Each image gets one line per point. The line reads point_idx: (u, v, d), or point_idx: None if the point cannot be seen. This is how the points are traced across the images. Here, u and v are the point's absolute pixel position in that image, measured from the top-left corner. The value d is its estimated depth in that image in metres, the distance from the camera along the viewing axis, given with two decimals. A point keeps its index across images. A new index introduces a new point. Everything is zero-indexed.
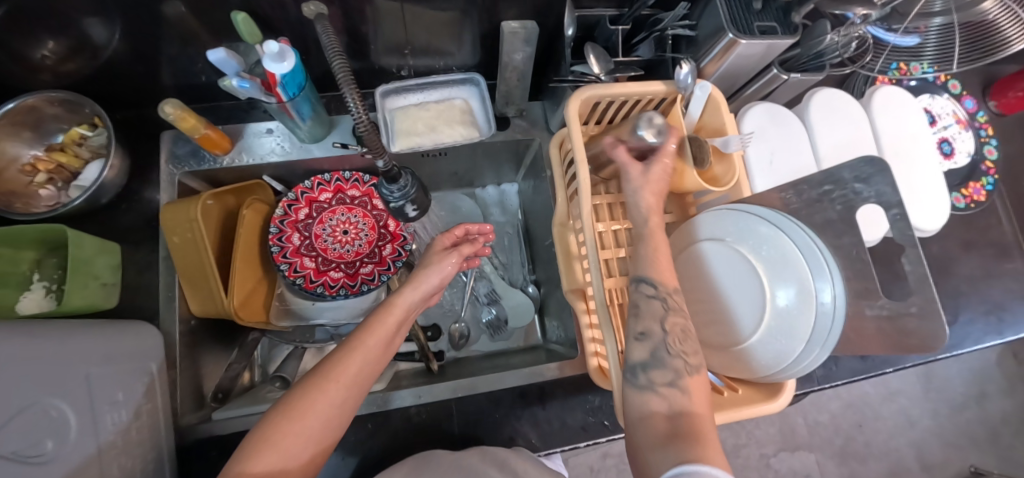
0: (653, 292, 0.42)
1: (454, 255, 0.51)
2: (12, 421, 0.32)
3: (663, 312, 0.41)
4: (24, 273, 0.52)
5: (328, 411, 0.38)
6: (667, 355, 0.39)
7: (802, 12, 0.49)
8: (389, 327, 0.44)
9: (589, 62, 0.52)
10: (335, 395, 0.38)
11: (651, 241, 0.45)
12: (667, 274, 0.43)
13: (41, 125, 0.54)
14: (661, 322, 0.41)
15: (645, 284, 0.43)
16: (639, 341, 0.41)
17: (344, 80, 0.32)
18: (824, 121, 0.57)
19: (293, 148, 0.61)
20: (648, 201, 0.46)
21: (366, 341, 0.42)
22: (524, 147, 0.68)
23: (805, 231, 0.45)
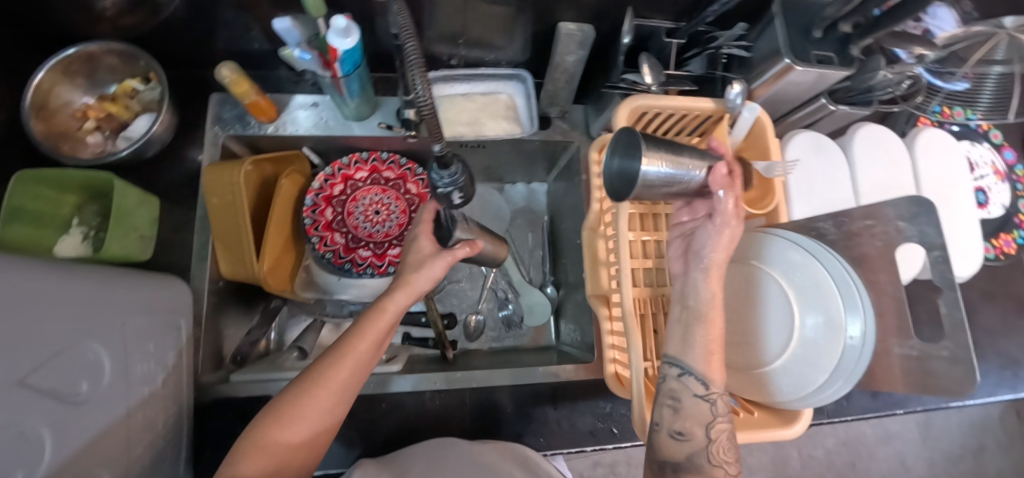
0: (700, 391, 0.41)
1: (445, 257, 0.46)
2: (51, 361, 0.32)
3: (708, 417, 0.41)
4: (67, 215, 0.54)
5: (317, 416, 0.39)
6: (707, 464, 0.40)
7: (860, 45, 0.50)
8: (375, 333, 0.42)
9: (642, 71, 0.52)
10: (324, 400, 0.39)
11: (704, 315, 0.42)
12: (717, 367, 0.42)
13: (96, 74, 0.55)
14: (706, 429, 0.40)
15: (693, 380, 0.41)
16: (676, 440, 0.41)
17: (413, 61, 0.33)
18: (868, 156, 0.57)
19: (335, 124, 0.61)
20: (710, 285, 0.43)
21: (356, 346, 0.41)
22: (560, 149, 0.69)
23: (841, 263, 0.45)
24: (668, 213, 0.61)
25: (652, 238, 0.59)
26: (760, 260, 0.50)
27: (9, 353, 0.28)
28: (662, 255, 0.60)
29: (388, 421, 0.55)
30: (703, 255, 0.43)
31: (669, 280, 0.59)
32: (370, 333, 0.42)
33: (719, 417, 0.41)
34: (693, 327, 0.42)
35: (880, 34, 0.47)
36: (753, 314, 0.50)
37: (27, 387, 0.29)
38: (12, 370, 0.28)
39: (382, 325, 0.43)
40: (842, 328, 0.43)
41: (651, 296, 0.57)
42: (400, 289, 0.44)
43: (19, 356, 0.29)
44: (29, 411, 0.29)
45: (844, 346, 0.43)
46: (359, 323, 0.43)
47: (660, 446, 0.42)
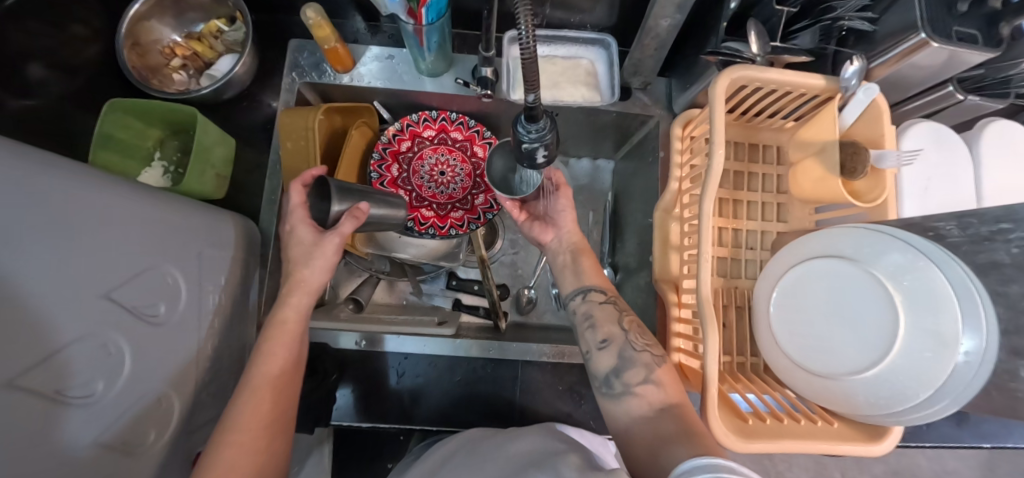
0: (602, 299, 0.50)
1: (332, 236, 0.45)
2: (131, 281, 0.34)
3: (615, 315, 0.48)
4: (149, 150, 0.55)
5: (259, 444, 0.36)
6: (633, 352, 0.44)
7: (1015, 23, 0.42)
8: (292, 334, 0.43)
9: (748, 40, 0.47)
10: (258, 425, 0.37)
11: (579, 252, 0.55)
12: (601, 280, 0.52)
13: (184, 13, 0.56)
14: (619, 325, 0.47)
15: (594, 293, 0.51)
16: (602, 351, 0.46)
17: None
18: (998, 154, 0.50)
19: (408, 78, 0.60)
20: (570, 229, 0.57)
21: (273, 356, 0.41)
22: (637, 124, 0.65)
23: (961, 268, 0.40)
24: (750, 201, 0.57)
25: (730, 225, 0.56)
26: (858, 259, 0.45)
27: (87, 265, 0.29)
28: (738, 245, 0.57)
29: (438, 379, 0.56)
30: (557, 211, 0.58)
31: (743, 272, 0.57)
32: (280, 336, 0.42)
33: (625, 312, 0.49)
34: (576, 260, 0.55)
35: None
36: (837, 321, 0.45)
37: (108, 300, 0.31)
38: (93, 283, 0.30)
39: (291, 331, 0.43)
40: (958, 344, 0.38)
41: (722, 287, 0.55)
42: (293, 293, 0.45)
43: (99, 271, 0.30)
44: (105, 325, 0.31)
45: (956, 363, 0.38)
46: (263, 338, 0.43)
47: (594, 365, 0.46)
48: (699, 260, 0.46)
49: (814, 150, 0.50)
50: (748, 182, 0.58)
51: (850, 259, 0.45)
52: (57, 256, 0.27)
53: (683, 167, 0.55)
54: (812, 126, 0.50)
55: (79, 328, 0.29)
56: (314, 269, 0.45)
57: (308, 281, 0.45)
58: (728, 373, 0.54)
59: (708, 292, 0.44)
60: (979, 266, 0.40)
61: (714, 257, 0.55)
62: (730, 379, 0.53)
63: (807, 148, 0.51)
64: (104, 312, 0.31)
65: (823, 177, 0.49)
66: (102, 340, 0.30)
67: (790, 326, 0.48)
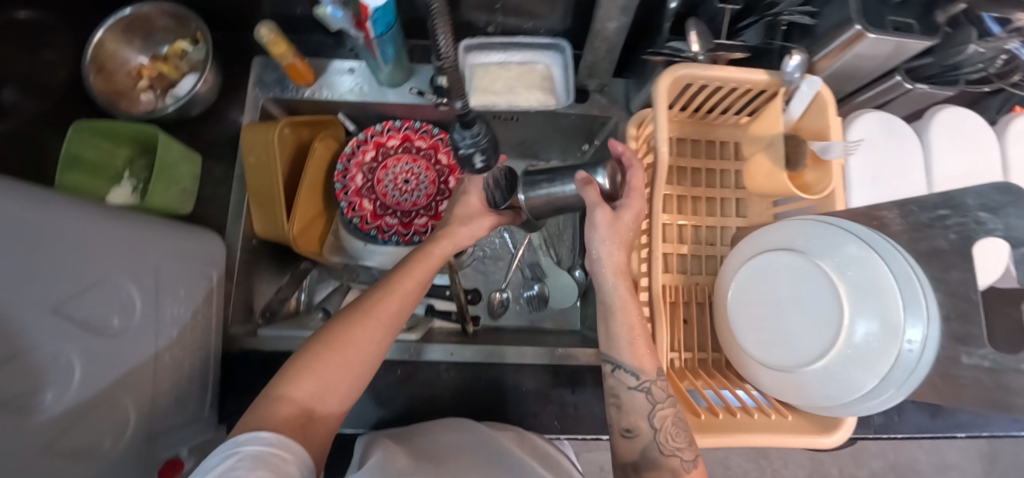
0: (635, 383, 0.45)
1: (491, 217, 0.54)
2: (86, 293, 0.34)
3: (647, 407, 0.44)
4: (117, 170, 0.57)
5: (366, 350, 0.40)
6: (661, 455, 0.43)
7: (950, 11, 0.43)
8: (422, 269, 0.47)
9: (688, 39, 0.48)
10: (370, 334, 0.41)
11: (619, 316, 0.46)
12: (645, 357, 0.44)
13: (151, 36, 0.59)
14: (648, 419, 0.44)
15: (624, 372, 0.45)
16: (627, 438, 0.45)
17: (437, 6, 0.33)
18: (948, 142, 0.50)
19: (370, 90, 0.61)
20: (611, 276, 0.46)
21: (406, 282, 0.45)
22: (598, 125, 0.66)
23: (902, 256, 0.40)
24: (708, 198, 0.58)
25: (689, 222, 0.56)
26: (807, 252, 0.45)
27: (41, 279, 0.30)
28: (698, 242, 0.58)
29: (402, 386, 0.56)
30: (593, 220, 0.45)
31: (704, 269, 0.57)
32: (417, 270, 0.46)
33: (659, 403, 0.44)
34: (610, 321, 0.46)
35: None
36: (790, 311, 0.45)
37: (56, 314, 0.31)
38: (43, 298, 0.30)
39: (429, 265, 0.48)
40: (900, 332, 0.38)
41: (682, 284, 0.55)
42: (445, 238, 0.51)
43: (60, 284, 0.32)
44: (58, 337, 0.31)
45: (899, 352, 0.38)
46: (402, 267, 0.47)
47: (616, 450, 0.46)
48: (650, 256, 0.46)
49: (764, 144, 0.50)
50: (706, 179, 0.58)
51: (799, 252, 0.46)
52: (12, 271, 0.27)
53: (638, 167, 0.56)
54: (762, 121, 0.51)
55: (30, 340, 0.29)
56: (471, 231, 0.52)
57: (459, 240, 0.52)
58: (688, 370, 0.54)
59: (659, 289, 0.45)
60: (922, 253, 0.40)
61: (672, 254, 0.55)
62: (690, 375, 0.53)
63: (758, 143, 0.51)
64: (56, 327, 0.31)
65: (771, 171, 0.49)
66: (52, 352, 0.31)
67: (748, 321, 0.48)
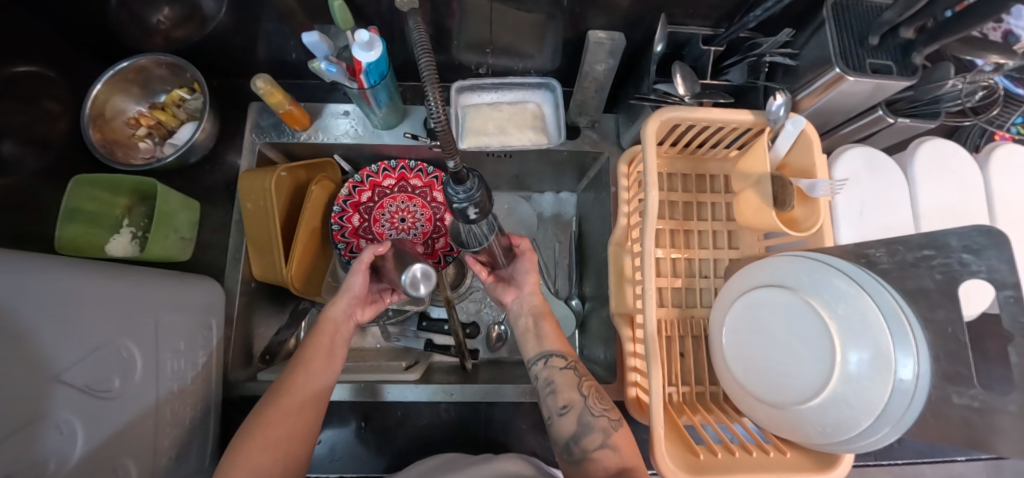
0: (563, 364, 0.51)
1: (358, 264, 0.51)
2: (88, 358, 0.34)
3: (575, 380, 0.49)
4: (117, 217, 0.57)
5: (291, 427, 0.42)
6: (591, 418, 0.46)
7: (925, 53, 0.44)
8: (327, 339, 0.49)
9: (674, 82, 0.50)
10: (289, 412, 0.42)
11: (540, 313, 0.56)
12: (560, 341, 0.53)
13: (150, 85, 0.59)
14: (579, 390, 0.48)
15: (556, 358, 0.51)
16: (562, 416, 0.48)
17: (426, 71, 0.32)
18: (932, 175, 0.51)
19: (365, 132, 0.63)
20: (535, 297, 0.57)
21: (309, 357, 0.47)
22: (590, 160, 0.67)
23: (891, 294, 0.41)
24: (700, 231, 0.59)
25: (681, 255, 0.57)
26: (796, 286, 0.46)
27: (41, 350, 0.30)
28: (692, 274, 0.58)
29: (400, 427, 0.56)
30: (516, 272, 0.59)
31: (699, 301, 0.58)
32: (320, 343, 0.48)
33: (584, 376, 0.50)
34: (537, 324, 0.55)
35: (948, 40, 0.41)
36: (783, 345, 0.45)
37: (59, 382, 0.31)
38: (47, 367, 0.30)
39: (330, 333, 0.49)
40: (893, 371, 0.38)
41: (677, 317, 0.56)
42: (338, 301, 0.52)
43: (60, 351, 0.32)
44: (61, 406, 0.31)
45: (894, 391, 0.38)
46: (307, 345, 0.48)
47: (555, 431, 0.48)
48: (644, 294, 0.47)
49: (752, 181, 0.51)
50: (697, 212, 0.60)
51: (789, 288, 0.46)
52: (13, 345, 0.28)
53: (631, 203, 0.57)
54: (749, 157, 0.52)
55: (27, 413, 0.28)
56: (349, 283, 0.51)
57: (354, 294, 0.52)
58: (686, 404, 0.54)
59: (654, 329, 0.45)
60: (906, 289, 0.41)
61: (666, 288, 0.56)
62: (688, 410, 0.53)
63: (747, 179, 0.52)
64: (60, 395, 0.31)
65: (760, 207, 0.50)
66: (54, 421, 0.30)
67: (742, 357, 0.49)
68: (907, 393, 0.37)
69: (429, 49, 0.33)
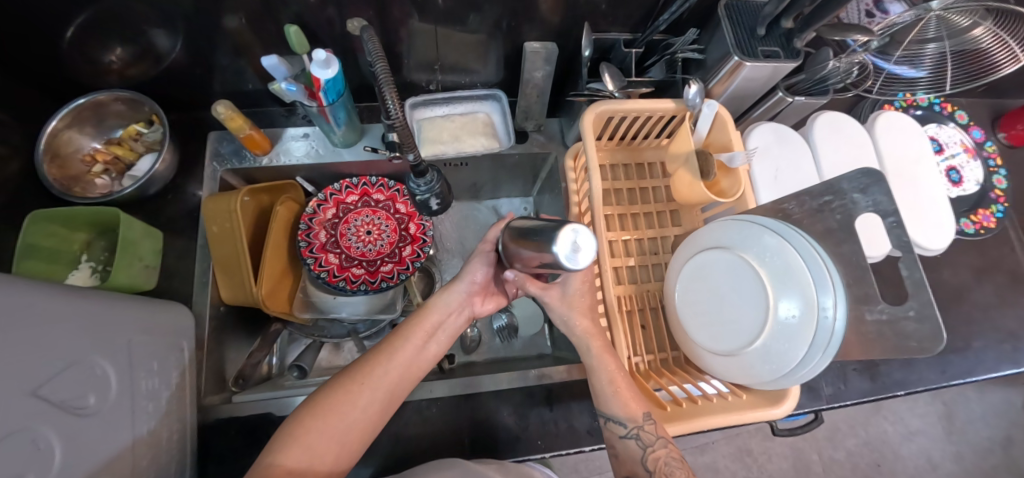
0: (626, 431, 0.46)
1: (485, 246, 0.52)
2: (59, 375, 0.34)
3: (641, 453, 0.45)
4: (75, 253, 0.56)
5: (366, 411, 0.43)
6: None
7: (804, 37, 0.52)
8: (417, 341, 0.48)
9: (603, 81, 0.57)
10: (363, 397, 0.43)
11: (611, 374, 0.47)
12: (634, 404, 0.46)
13: (104, 122, 0.60)
14: (642, 465, 0.45)
15: (615, 423, 0.46)
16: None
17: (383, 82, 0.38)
18: (830, 142, 0.60)
19: (325, 152, 0.65)
20: (583, 323, 0.48)
21: (399, 357, 0.46)
22: (541, 161, 0.73)
23: (805, 238, 0.46)
24: (646, 212, 0.65)
25: (631, 236, 0.62)
26: (733, 246, 0.51)
27: (16, 364, 0.30)
28: (644, 253, 0.63)
29: (386, 434, 0.56)
30: (567, 280, 0.48)
31: (652, 276, 0.63)
32: (400, 355, 0.46)
33: (652, 447, 0.44)
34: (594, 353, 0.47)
35: (818, 27, 0.50)
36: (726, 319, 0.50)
37: (35, 397, 0.31)
38: (22, 382, 0.31)
39: (425, 331, 0.48)
40: (815, 307, 0.44)
41: (635, 292, 0.61)
42: (450, 289, 0.51)
43: (33, 368, 0.32)
44: (36, 421, 0.31)
45: (817, 326, 0.43)
46: (395, 340, 0.48)
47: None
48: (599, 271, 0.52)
49: (682, 161, 0.58)
50: (641, 196, 0.65)
51: (726, 248, 0.52)
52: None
53: (581, 194, 0.63)
54: (677, 141, 0.59)
55: (6, 424, 0.28)
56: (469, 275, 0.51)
57: (456, 291, 0.51)
58: (652, 370, 0.58)
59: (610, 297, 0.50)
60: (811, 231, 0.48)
61: (622, 267, 0.61)
62: (654, 375, 0.56)
63: (678, 161, 0.59)
64: (33, 410, 0.31)
65: (691, 182, 0.56)
66: (30, 434, 0.30)
67: (696, 318, 0.53)
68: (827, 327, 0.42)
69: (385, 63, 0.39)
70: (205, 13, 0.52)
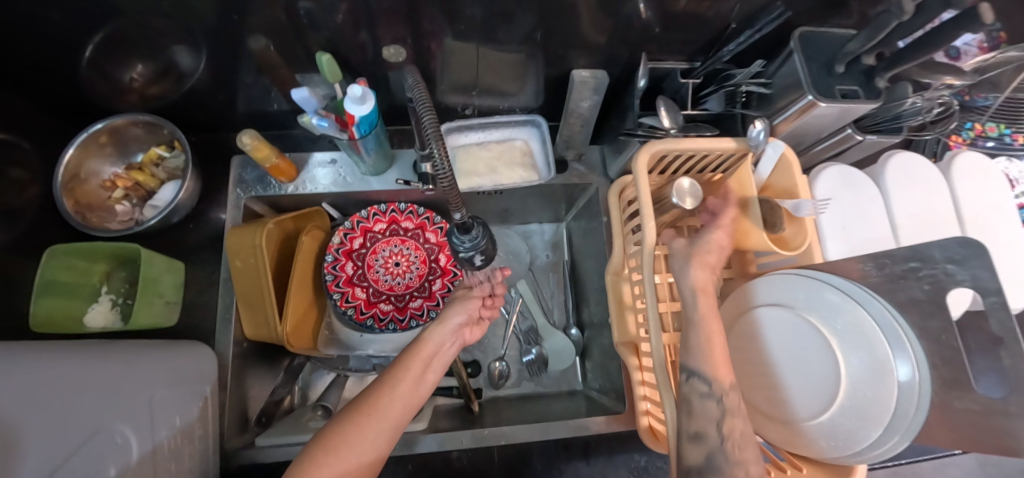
0: (707, 391, 0.37)
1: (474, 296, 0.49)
2: (70, 459, 0.33)
3: (718, 413, 0.36)
4: (94, 285, 0.54)
5: (373, 445, 0.38)
6: (725, 463, 0.35)
7: (887, 77, 0.46)
8: (418, 369, 0.43)
9: (659, 115, 0.52)
10: (372, 431, 0.38)
11: (705, 329, 0.40)
12: (722, 367, 0.38)
13: (123, 145, 0.57)
14: (716, 426, 0.36)
15: (697, 380, 0.38)
16: (691, 443, 0.37)
17: (427, 117, 0.32)
18: (903, 187, 0.55)
19: (354, 180, 0.62)
20: (698, 276, 0.43)
21: (401, 384, 0.41)
22: (579, 191, 0.68)
23: (882, 304, 0.42)
24: None
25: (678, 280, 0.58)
26: (794, 305, 0.47)
27: None
28: None
29: None
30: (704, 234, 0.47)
31: None
32: (403, 385, 0.41)
33: (733, 413, 0.37)
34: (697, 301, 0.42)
35: (907, 67, 0.44)
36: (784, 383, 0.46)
37: None
38: None
39: (425, 357, 0.44)
40: (891, 376, 0.39)
41: None
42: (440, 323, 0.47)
43: (36, 456, 0.31)
44: None
45: (899, 393, 0.38)
46: (394, 370, 0.42)
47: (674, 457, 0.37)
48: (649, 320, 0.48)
49: (740, 205, 0.53)
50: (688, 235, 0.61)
51: (783, 306, 0.48)
52: None
53: (625, 232, 0.59)
54: (734, 182, 0.55)
55: None
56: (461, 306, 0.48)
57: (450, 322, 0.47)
58: None
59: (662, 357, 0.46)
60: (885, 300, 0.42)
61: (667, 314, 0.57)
62: None
63: (734, 203, 0.54)
64: None
65: (751, 229, 0.52)
66: None
67: (745, 373, 0.50)
68: (914, 390, 0.38)
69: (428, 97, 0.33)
70: (231, 35, 0.48)
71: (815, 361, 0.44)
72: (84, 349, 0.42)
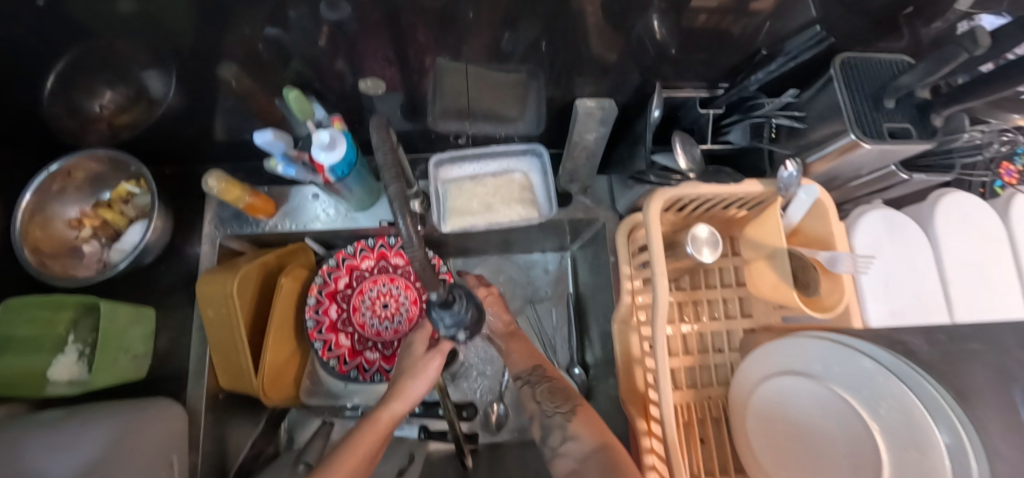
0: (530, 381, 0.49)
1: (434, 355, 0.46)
2: None
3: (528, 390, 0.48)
4: (60, 334, 0.50)
5: None
6: (549, 419, 0.45)
7: (946, 114, 0.40)
8: (367, 447, 0.39)
9: (674, 152, 0.46)
10: None
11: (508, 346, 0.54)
12: (528, 358, 0.52)
13: (90, 182, 0.53)
14: (532, 401, 0.48)
15: (528, 388, 0.49)
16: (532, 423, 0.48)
17: (389, 182, 0.27)
18: (956, 234, 0.47)
19: (337, 215, 0.58)
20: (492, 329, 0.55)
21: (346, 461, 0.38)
22: (584, 225, 0.63)
23: (926, 378, 0.31)
24: (710, 299, 0.55)
25: (692, 329, 0.53)
26: (816, 373, 0.40)
27: None
28: (705, 349, 0.54)
29: None
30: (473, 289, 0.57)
31: (714, 379, 0.53)
32: (349, 462, 0.38)
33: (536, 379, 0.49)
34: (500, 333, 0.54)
35: (971, 103, 0.37)
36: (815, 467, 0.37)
37: None
38: None
39: (377, 432, 0.41)
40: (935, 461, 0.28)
41: (695, 400, 0.51)
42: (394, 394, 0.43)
43: None
44: None
45: None
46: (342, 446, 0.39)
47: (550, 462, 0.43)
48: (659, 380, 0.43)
49: (766, 254, 0.47)
50: (704, 279, 0.55)
51: (807, 375, 0.40)
52: None
53: (634, 277, 0.53)
54: (759, 226, 0.48)
55: None
56: (418, 383, 0.44)
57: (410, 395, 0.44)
58: None
59: (673, 431, 0.41)
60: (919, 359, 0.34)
61: (679, 368, 0.52)
62: None
63: (759, 250, 0.48)
64: None
65: (778, 283, 0.45)
66: None
67: (774, 449, 0.42)
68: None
69: (396, 156, 0.29)
70: (198, 61, 0.44)
71: (847, 444, 0.35)
72: (23, 431, 0.38)
